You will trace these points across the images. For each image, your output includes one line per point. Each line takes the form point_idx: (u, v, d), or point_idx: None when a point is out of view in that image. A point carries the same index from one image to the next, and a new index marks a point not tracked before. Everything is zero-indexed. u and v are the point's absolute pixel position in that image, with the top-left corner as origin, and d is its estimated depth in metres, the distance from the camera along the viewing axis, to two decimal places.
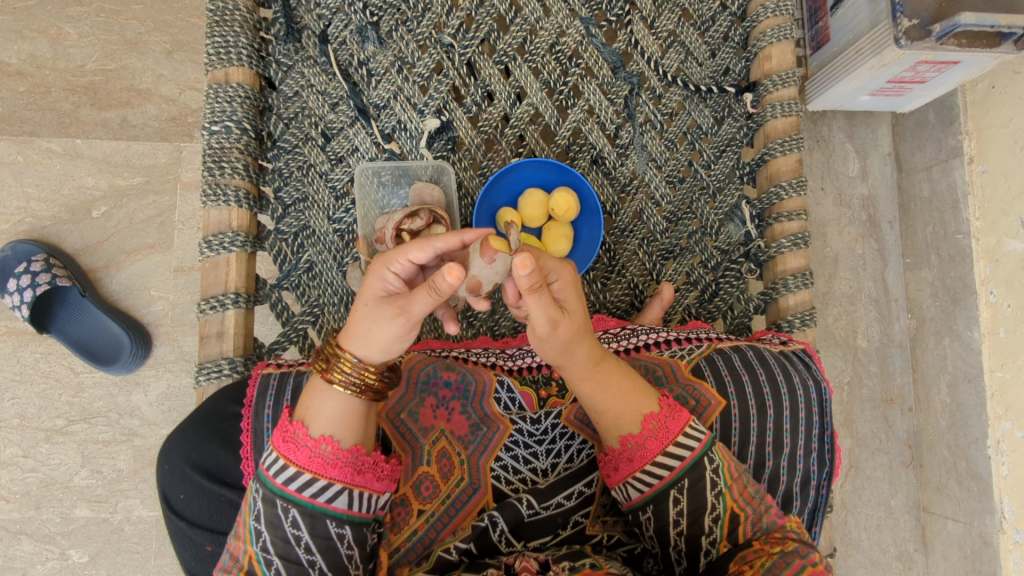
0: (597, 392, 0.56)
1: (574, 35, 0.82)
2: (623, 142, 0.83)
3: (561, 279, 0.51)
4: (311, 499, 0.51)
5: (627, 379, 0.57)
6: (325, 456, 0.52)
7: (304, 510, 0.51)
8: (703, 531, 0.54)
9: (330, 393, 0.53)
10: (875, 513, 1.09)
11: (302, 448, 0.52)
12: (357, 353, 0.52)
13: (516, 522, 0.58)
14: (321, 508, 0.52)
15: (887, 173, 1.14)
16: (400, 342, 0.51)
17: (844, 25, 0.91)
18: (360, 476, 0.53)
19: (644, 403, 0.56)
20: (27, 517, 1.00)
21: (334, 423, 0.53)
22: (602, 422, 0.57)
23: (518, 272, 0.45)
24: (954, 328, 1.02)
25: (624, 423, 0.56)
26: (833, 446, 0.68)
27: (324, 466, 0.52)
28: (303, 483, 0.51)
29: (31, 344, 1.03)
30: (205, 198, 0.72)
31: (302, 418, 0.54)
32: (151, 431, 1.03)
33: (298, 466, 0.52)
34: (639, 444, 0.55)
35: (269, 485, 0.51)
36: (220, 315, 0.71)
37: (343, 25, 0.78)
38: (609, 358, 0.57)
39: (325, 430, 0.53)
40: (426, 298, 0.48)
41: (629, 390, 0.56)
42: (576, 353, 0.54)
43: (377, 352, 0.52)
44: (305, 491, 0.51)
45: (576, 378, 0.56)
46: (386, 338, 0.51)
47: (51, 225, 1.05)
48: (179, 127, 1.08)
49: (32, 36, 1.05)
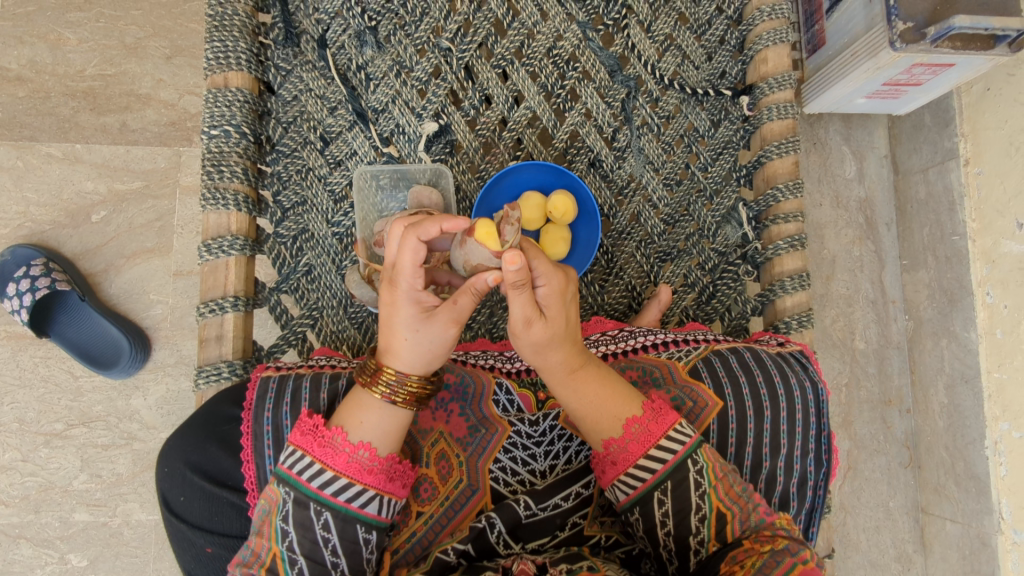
0: (573, 395, 0.56)
1: (571, 39, 0.83)
2: (620, 145, 0.83)
3: (548, 284, 0.52)
4: (345, 504, 0.52)
5: (608, 385, 0.57)
6: (362, 463, 0.53)
7: (337, 514, 0.52)
8: (691, 531, 0.54)
9: (376, 402, 0.53)
10: (874, 514, 1.10)
11: (340, 453, 0.52)
12: (411, 367, 0.53)
13: (513, 523, 0.58)
14: (353, 513, 0.52)
15: (884, 175, 1.15)
16: (452, 348, 0.53)
17: (840, 29, 0.92)
18: (391, 482, 0.54)
19: (625, 408, 0.56)
20: (26, 521, 1.00)
21: (375, 430, 0.54)
22: (581, 425, 0.57)
23: (505, 267, 0.47)
24: (951, 329, 1.02)
25: (603, 427, 0.56)
26: (830, 447, 0.69)
27: (360, 472, 0.52)
28: (339, 487, 0.52)
29: (31, 348, 1.03)
30: (204, 202, 0.72)
31: (341, 423, 0.54)
32: (151, 435, 1.03)
33: (334, 470, 0.52)
34: (621, 447, 0.55)
35: (302, 488, 0.52)
36: (220, 319, 0.72)
37: (341, 29, 0.79)
38: (591, 364, 0.57)
39: (365, 436, 0.53)
40: (469, 301, 0.50)
41: (609, 396, 0.56)
42: (552, 358, 0.54)
43: (429, 361, 0.53)
44: (340, 495, 0.52)
45: (554, 380, 0.56)
46: (441, 347, 0.52)
47: (50, 229, 1.05)
48: (178, 132, 1.08)
49: (32, 41, 1.05)
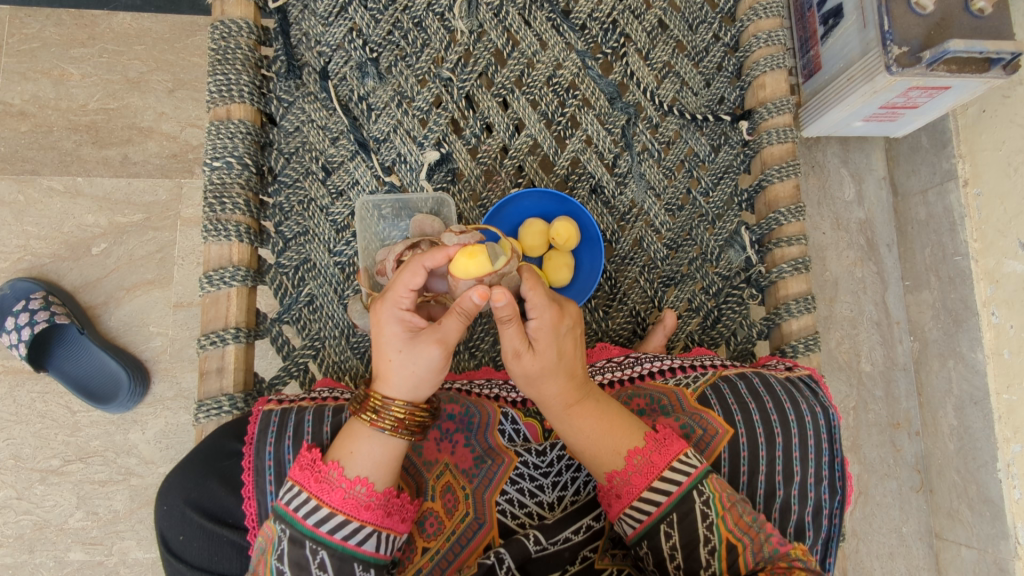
0: (569, 430, 0.57)
1: (571, 68, 0.83)
2: (621, 170, 0.84)
3: (540, 317, 0.53)
4: (342, 541, 0.51)
5: (605, 418, 0.57)
6: (359, 498, 0.52)
7: (334, 552, 0.50)
8: (701, 565, 0.53)
9: (375, 437, 0.53)
10: (886, 540, 1.08)
11: (336, 489, 0.51)
12: (406, 396, 0.53)
13: (523, 558, 0.57)
14: (350, 551, 0.51)
15: (883, 197, 1.15)
16: (440, 373, 0.53)
17: (835, 54, 0.93)
18: (389, 518, 0.53)
19: (626, 441, 0.56)
20: (20, 561, 0.98)
21: (374, 465, 0.52)
22: (583, 458, 0.58)
23: (493, 304, 0.49)
24: (957, 349, 1.02)
25: (604, 461, 0.56)
26: (844, 474, 0.67)
27: (357, 508, 0.51)
28: (335, 524, 0.51)
29: (28, 383, 1.02)
30: (206, 233, 0.72)
31: (337, 457, 0.53)
32: (149, 470, 1.01)
33: (331, 506, 0.51)
34: (625, 480, 0.55)
35: (297, 525, 0.51)
36: (221, 350, 0.71)
37: (343, 61, 0.79)
38: (589, 399, 0.57)
39: (362, 471, 0.52)
40: (456, 323, 0.51)
41: (608, 429, 0.56)
42: (547, 390, 0.56)
43: (418, 388, 0.53)
44: (336, 533, 0.51)
45: (552, 414, 0.57)
46: (430, 372, 0.52)
47: (50, 263, 1.05)
48: (180, 163, 1.09)
49: (35, 77, 1.06)
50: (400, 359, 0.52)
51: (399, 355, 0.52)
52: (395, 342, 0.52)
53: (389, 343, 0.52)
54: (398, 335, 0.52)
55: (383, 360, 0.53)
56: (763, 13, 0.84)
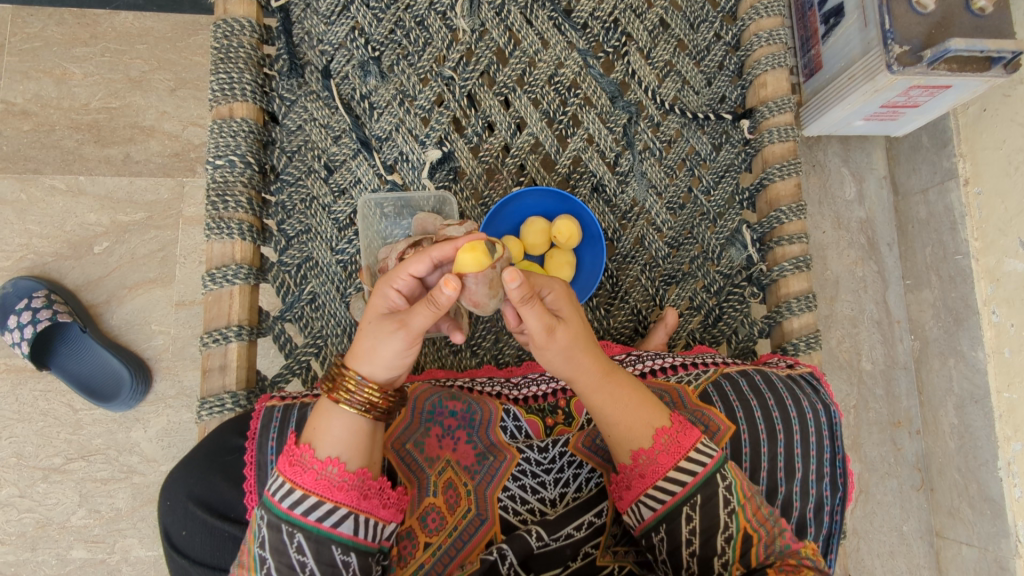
0: (604, 404, 0.56)
1: (572, 67, 0.84)
2: (623, 169, 0.84)
3: (553, 292, 0.54)
4: (317, 523, 0.51)
5: (635, 392, 0.57)
6: (331, 478, 0.52)
7: (309, 535, 0.50)
8: (716, 552, 0.53)
9: (337, 413, 0.53)
10: (887, 539, 1.08)
11: (309, 471, 0.52)
12: (363, 371, 0.52)
13: (525, 554, 0.57)
14: (326, 533, 0.51)
15: (884, 196, 1.15)
16: (399, 357, 0.52)
17: (836, 53, 0.93)
18: (366, 500, 0.53)
19: (655, 417, 0.56)
20: (22, 559, 0.98)
21: (341, 444, 0.53)
22: (612, 437, 0.57)
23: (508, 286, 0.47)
24: (958, 348, 1.02)
25: (635, 436, 0.56)
26: (845, 471, 0.67)
27: (330, 489, 0.51)
28: (308, 506, 0.51)
29: (31, 381, 1.02)
30: (208, 231, 0.73)
31: (310, 440, 0.53)
32: (151, 468, 1.01)
33: (304, 489, 0.51)
34: (651, 458, 0.55)
35: (275, 510, 0.51)
36: (223, 348, 0.71)
37: (346, 60, 0.80)
38: (619, 373, 0.58)
39: (331, 451, 0.52)
40: (426, 313, 0.49)
41: (639, 404, 0.57)
42: (580, 365, 0.55)
43: (375, 366, 0.52)
44: (311, 515, 0.51)
45: (585, 392, 0.56)
46: (389, 354, 0.51)
47: (52, 261, 1.05)
48: (182, 163, 1.09)
49: (38, 76, 1.07)
50: (369, 331, 0.52)
51: (369, 326, 0.53)
52: (374, 314, 0.53)
53: (369, 314, 0.54)
54: (381, 309, 0.53)
55: (359, 331, 0.54)
56: (763, 13, 0.84)
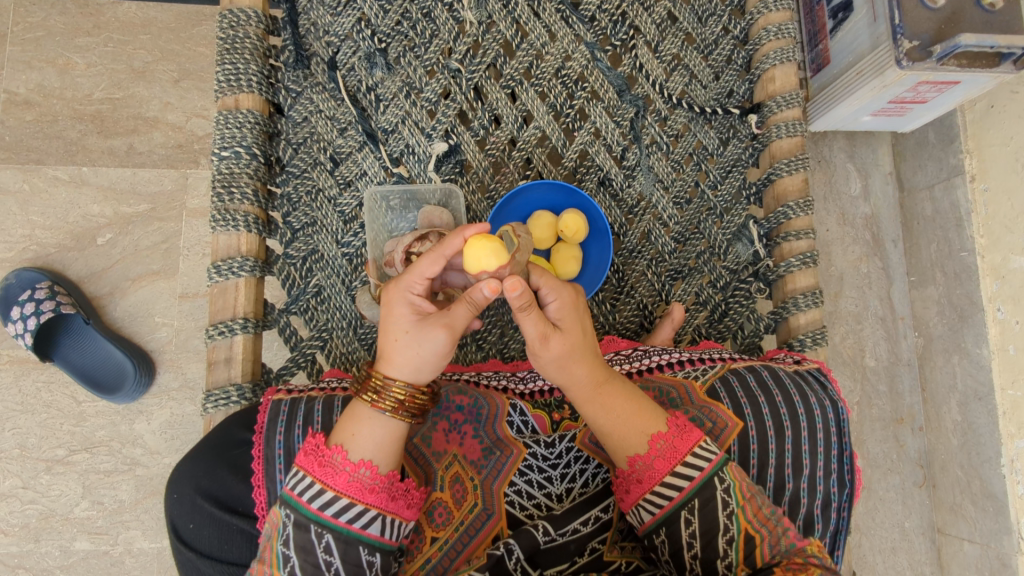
0: (598, 412, 0.56)
1: (579, 60, 0.83)
2: (630, 163, 0.83)
3: (558, 300, 0.54)
4: (347, 525, 0.51)
5: (632, 400, 0.57)
6: (364, 481, 0.52)
7: (339, 535, 0.51)
8: (718, 555, 0.53)
9: (377, 420, 0.53)
10: (889, 535, 1.08)
11: (341, 472, 0.51)
12: (408, 376, 0.53)
13: (532, 549, 0.57)
14: (355, 534, 0.51)
15: (889, 193, 1.15)
16: (443, 359, 0.52)
17: (844, 48, 0.92)
18: (394, 502, 0.53)
19: (650, 424, 0.56)
20: (26, 550, 0.98)
21: (375, 448, 0.53)
22: (607, 443, 0.57)
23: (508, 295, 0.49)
24: (962, 345, 1.02)
25: (629, 444, 0.56)
26: (852, 467, 0.67)
27: (361, 491, 0.52)
28: (340, 508, 0.51)
29: (34, 372, 1.02)
30: (213, 223, 0.72)
31: (340, 442, 0.53)
32: (155, 460, 1.01)
33: (335, 490, 0.51)
34: (647, 464, 0.55)
35: (302, 510, 0.51)
36: (229, 341, 0.71)
37: (352, 51, 0.79)
38: (616, 381, 0.57)
39: (365, 454, 0.52)
40: (466, 311, 0.51)
41: (636, 412, 0.56)
42: (577, 371, 0.55)
43: (420, 370, 0.52)
44: (342, 517, 0.51)
45: (580, 398, 0.57)
46: (435, 355, 0.52)
47: (55, 252, 1.05)
48: (185, 154, 1.08)
49: (41, 66, 1.06)
50: (407, 339, 0.52)
51: (406, 335, 0.52)
52: (404, 323, 0.52)
53: (399, 324, 0.52)
54: (407, 317, 0.52)
55: (389, 339, 0.53)
56: (772, 7, 0.84)
